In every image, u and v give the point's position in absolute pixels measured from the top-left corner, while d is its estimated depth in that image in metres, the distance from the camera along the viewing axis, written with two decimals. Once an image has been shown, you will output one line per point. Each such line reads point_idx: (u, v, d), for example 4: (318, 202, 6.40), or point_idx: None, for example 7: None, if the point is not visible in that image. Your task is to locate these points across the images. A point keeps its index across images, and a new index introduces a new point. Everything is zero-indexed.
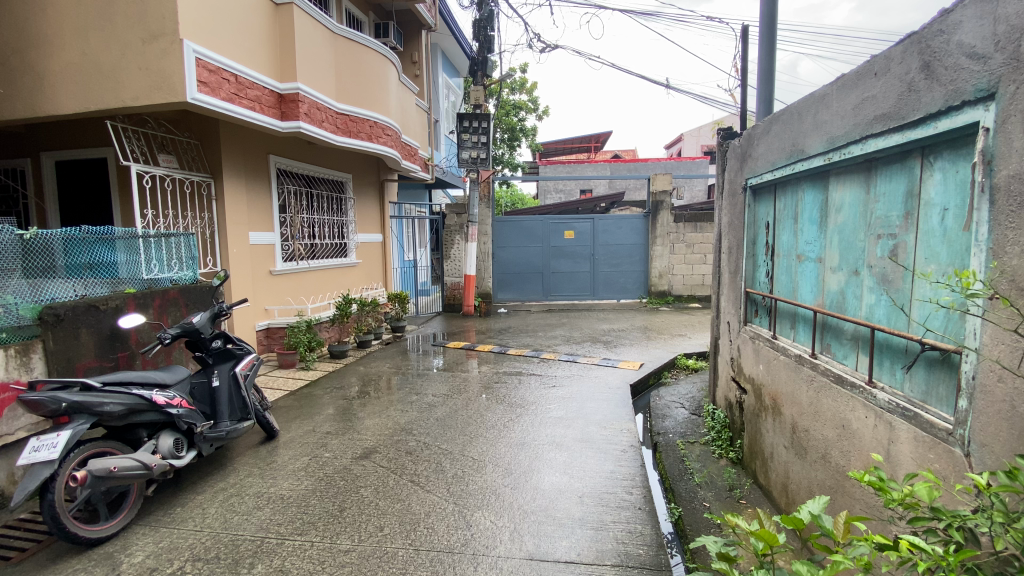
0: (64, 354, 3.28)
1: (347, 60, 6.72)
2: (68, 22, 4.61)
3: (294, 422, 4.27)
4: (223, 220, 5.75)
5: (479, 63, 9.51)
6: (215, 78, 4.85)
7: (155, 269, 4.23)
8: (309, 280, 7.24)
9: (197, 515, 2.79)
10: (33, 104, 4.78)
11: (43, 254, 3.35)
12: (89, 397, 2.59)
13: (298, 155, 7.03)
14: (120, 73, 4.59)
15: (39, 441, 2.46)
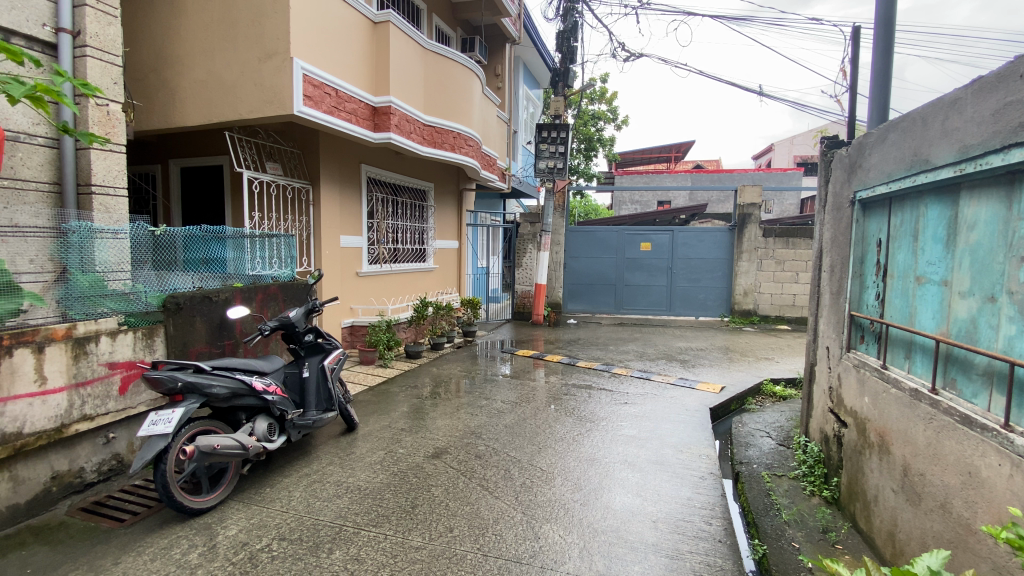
0: (181, 339, 3.66)
1: (435, 75, 7.02)
2: (198, 45, 5.22)
3: (371, 416, 4.46)
4: (318, 223, 6.21)
5: (562, 74, 9.54)
6: (318, 92, 5.25)
7: (259, 266, 4.63)
8: (390, 283, 7.59)
9: (285, 497, 2.99)
10: (165, 116, 5.41)
11: (169, 249, 3.81)
12: (200, 378, 2.86)
13: (386, 164, 7.43)
14: (237, 89, 5.11)
15: (158, 415, 2.74)
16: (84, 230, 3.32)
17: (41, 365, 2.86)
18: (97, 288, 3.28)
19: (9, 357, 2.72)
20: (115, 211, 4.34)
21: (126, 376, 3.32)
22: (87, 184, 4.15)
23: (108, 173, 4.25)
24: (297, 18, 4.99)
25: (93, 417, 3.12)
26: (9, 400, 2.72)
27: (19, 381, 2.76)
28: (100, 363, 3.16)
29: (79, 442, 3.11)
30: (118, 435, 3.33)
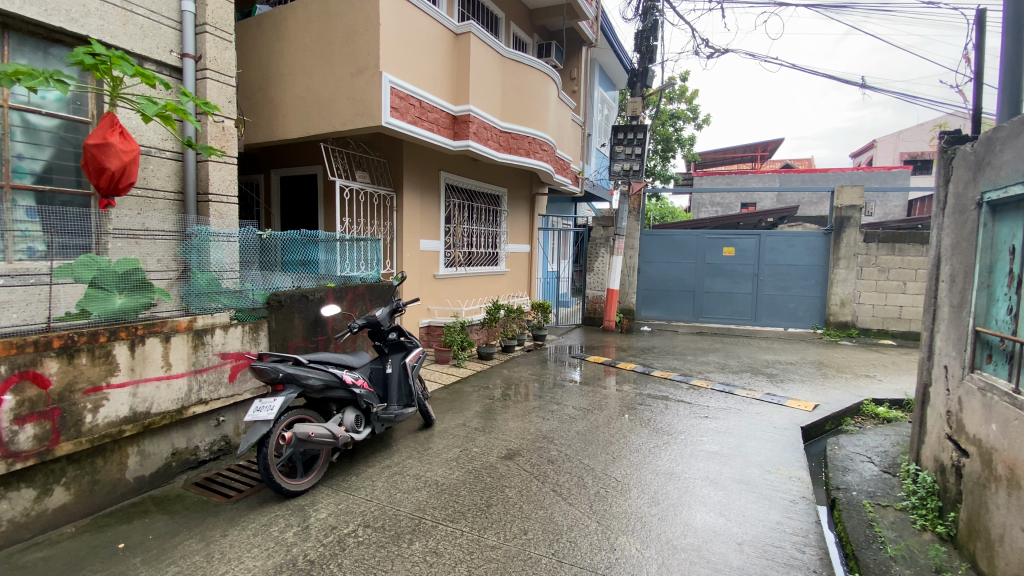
0: (281, 333, 4.01)
1: (513, 82, 7.13)
2: (298, 64, 5.69)
3: (447, 414, 4.61)
4: (401, 227, 6.53)
5: (640, 74, 9.31)
6: (404, 104, 5.53)
7: (348, 268, 4.95)
8: (465, 285, 7.80)
9: (368, 486, 3.16)
10: (268, 130, 5.95)
11: (272, 251, 4.18)
12: (298, 370, 3.11)
13: (464, 170, 7.66)
14: (331, 103, 5.51)
15: (262, 402, 3.00)
16: (203, 234, 3.73)
17: (167, 352, 3.23)
18: (213, 286, 3.67)
19: (143, 345, 3.10)
20: (227, 217, 4.84)
21: (235, 365, 3.68)
22: (205, 193, 4.66)
23: (222, 182, 4.75)
24: (387, 34, 5.29)
25: (207, 401, 3.49)
26: (141, 382, 3.10)
27: (150, 366, 3.14)
28: (215, 353, 3.53)
29: (195, 423, 3.49)
30: (227, 418, 3.70)
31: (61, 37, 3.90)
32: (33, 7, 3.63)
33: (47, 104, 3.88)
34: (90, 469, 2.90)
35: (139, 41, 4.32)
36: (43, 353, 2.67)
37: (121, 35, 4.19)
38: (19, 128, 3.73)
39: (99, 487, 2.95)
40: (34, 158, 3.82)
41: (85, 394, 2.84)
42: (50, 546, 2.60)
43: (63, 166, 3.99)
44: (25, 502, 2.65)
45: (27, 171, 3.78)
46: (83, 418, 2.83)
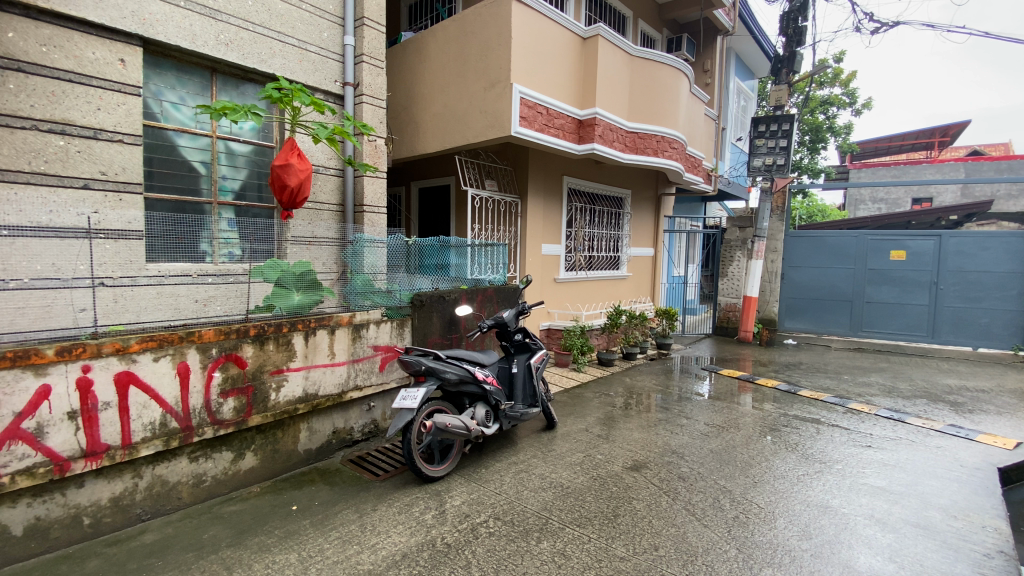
0: (422, 330, 4.39)
1: (642, 80, 6.94)
2: (437, 83, 6.17)
3: (570, 417, 4.64)
4: (525, 232, 6.72)
5: (786, 59, 8.45)
6: (532, 112, 5.69)
7: (479, 271, 5.23)
8: (586, 289, 7.77)
9: (497, 480, 3.31)
10: (410, 145, 6.52)
11: (416, 256, 4.57)
12: (437, 364, 3.37)
13: (588, 173, 7.64)
14: (466, 116, 5.86)
15: (407, 392, 3.30)
16: (361, 241, 4.21)
17: (332, 343, 3.72)
18: (368, 286, 4.13)
19: (314, 336, 3.61)
20: (378, 225, 5.41)
21: (383, 357, 4.11)
22: (360, 204, 5.27)
23: (374, 195, 5.33)
24: (518, 47, 5.49)
25: (361, 387, 3.95)
26: (312, 367, 3.61)
27: (319, 354, 3.65)
28: (368, 345, 3.98)
29: (351, 407, 3.95)
30: (376, 404, 4.14)
31: (253, 77, 4.72)
32: (234, 53, 4.46)
33: (244, 133, 4.70)
34: (272, 439, 3.44)
35: (312, 75, 5.03)
36: (243, 339, 3.24)
37: (299, 71, 4.92)
38: (224, 154, 4.57)
39: (278, 455, 3.48)
40: (234, 179, 4.65)
41: (270, 374, 3.38)
42: (243, 501, 3.13)
43: (254, 184, 4.80)
44: (225, 462, 3.22)
45: (228, 189, 4.62)
46: (268, 395, 3.37)
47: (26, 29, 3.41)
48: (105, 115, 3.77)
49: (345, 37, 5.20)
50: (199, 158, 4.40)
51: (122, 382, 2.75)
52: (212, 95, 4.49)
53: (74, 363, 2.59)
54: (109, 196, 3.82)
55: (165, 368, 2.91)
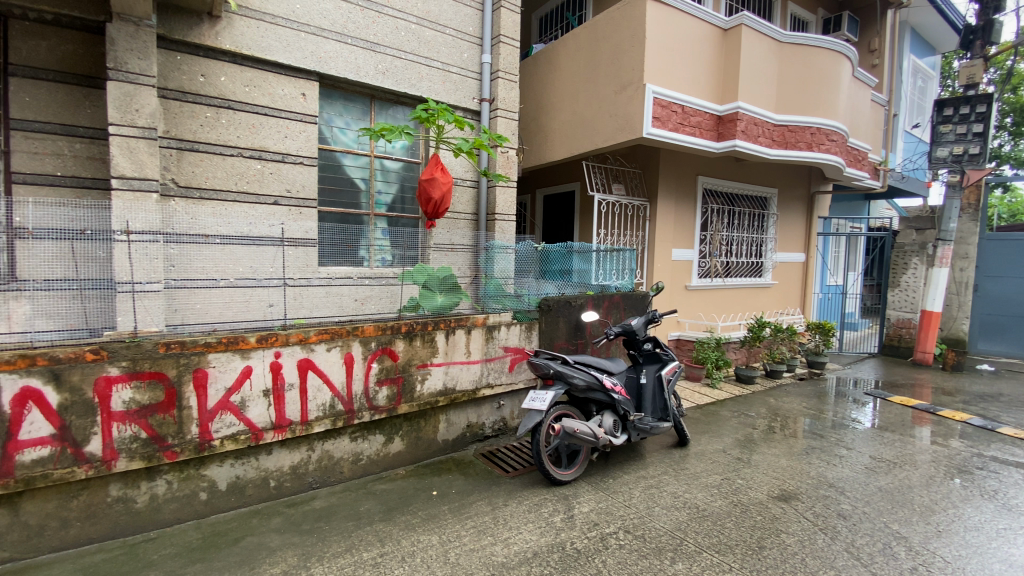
0: (549, 335, 4.46)
1: (793, 67, 6.29)
2: (567, 91, 6.24)
3: (704, 436, 4.34)
4: (654, 236, 6.47)
5: (979, 29, 7.03)
6: (666, 112, 5.47)
7: (609, 276, 5.14)
8: (722, 298, 7.23)
9: (626, 493, 3.22)
10: (539, 153, 6.68)
11: (545, 261, 4.65)
12: (565, 369, 3.39)
13: (727, 173, 7.13)
14: (596, 121, 5.84)
15: (536, 394, 3.36)
16: (495, 247, 4.40)
17: (468, 342, 3.97)
18: (499, 291, 4.33)
19: (452, 335, 3.89)
20: (508, 232, 5.63)
21: (513, 358, 4.27)
22: (493, 213, 5.54)
23: (506, 204, 5.56)
24: (652, 46, 5.33)
25: (493, 385, 4.14)
26: (451, 363, 3.88)
27: (456, 352, 3.91)
28: (499, 346, 4.16)
29: (483, 404, 4.16)
30: (505, 403, 4.29)
31: (405, 100, 5.23)
32: (389, 80, 4.99)
33: (396, 151, 5.23)
34: (416, 427, 3.76)
35: (453, 94, 5.43)
36: (395, 335, 3.61)
37: (442, 91, 5.35)
38: (380, 171, 5.13)
39: (420, 442, 3.80)
40: (386, 193, 5.19)
41: (416, 368, 3.71)
42: (392, 481, 3.46)
43: (402, 197, 5.30)
44: (378, 444, 3.60)
45: (382, 202, 5.17)
46: (415, 386, 3.70)
47: (235, 74, 4.20)
48: (291, 141, 4.48)
49: (482, 55, 5.52)
50: (359, 175, 5.00)
51: (301, 367, 3.24)
52: (370, 118, 5.08)
53: (269, 349, 3.12)
54: (291, 210, 4.52)
55: (335, 357, 3.36)
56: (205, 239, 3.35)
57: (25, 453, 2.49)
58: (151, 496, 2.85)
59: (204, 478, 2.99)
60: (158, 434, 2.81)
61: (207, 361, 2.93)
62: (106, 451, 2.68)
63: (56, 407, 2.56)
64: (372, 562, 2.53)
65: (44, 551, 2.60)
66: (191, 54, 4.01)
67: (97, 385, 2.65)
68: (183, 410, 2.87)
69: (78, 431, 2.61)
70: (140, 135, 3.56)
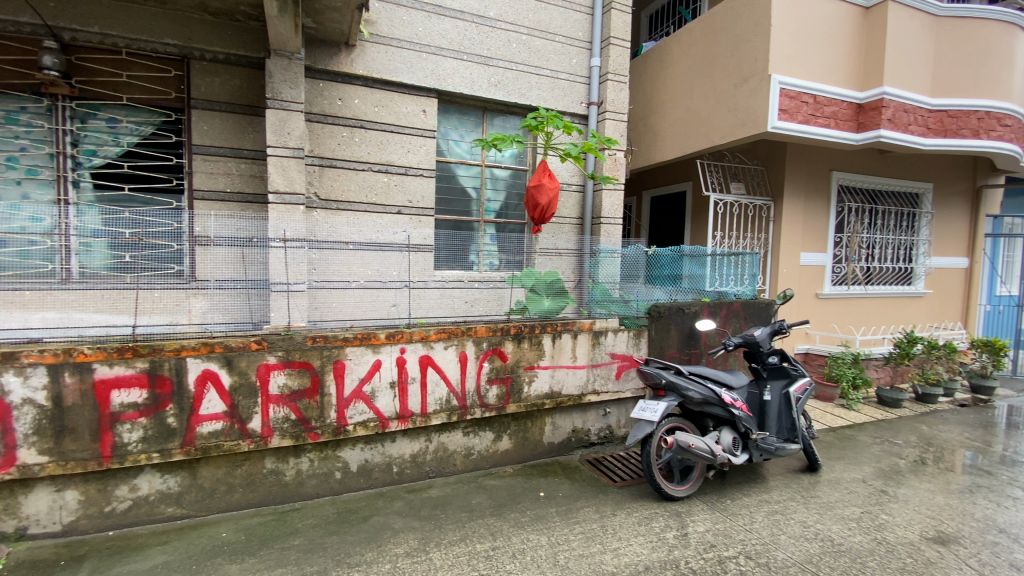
0: (660, 343, 4.31)
1: (953, 44, 5.44)
2: (680, 88, 6.00)
3: (838, 462, 3.89)
4: (778, 239, 5.95)
5: None
6: (795, 103, 5.01)
7: (727, 283, 4.82)
8: (859, 309, 6.43)
9: (747, 516, 3.00)
10: (648, 154, 6.49)
11: (657, 266, 4.50)
12: (680, 380, 3.25)
13: (865, 168, 6.35)
14: (712, 118, 5.53)
15: (647, 403, 3.26)
16: (605, 251, 4.36)
17: (575, 347, 3.97)
18: (607, 296, 4.28)
19: (560, 338, 3.91)
20: (614, 236, 5.54)
21: (621, 365, 4.18)
22: (599, 217, 5.49)
23: (613, 207, 5.48)
24: (779, 33, 4.92)
25: (599, 392, 4.09)
26: (557, 367, 3.91)
27: (563, 356, 3.93)
28: (607, 352, 4.11)
29: (589, 410, 4.12)
30: (612, 411, 4.22)
31: (515, 109, 5.38)
32: (501, 91, 5.18)
33: (506, 160, 5.41)
34: (523, 428, 3.85)
35: (561, 100, 5.48)
36: (505, 336, 3.73)
37: (551, 97, 5.42)
38: (490, 179, 5.34)
39: (527, 443, 3.87)
40: (496, 200, 5.39)
41: (524, 370, 3.79)
42: (501, 478, 3.58)
43: (510, 203, 5.47)
44: (488, 441, 3.74)
45: (491, 210, 5.38)
46: (522, 387, 3.79)
47: (367, 96, 4.64)
48: (412, 155, 4.84)
49: (592, 59, 5.50)
50: (471, 184, 5.26)
51: (422, 363, 3.47)
52: (482, 128, 5.31)
53: (396, 345, 3.40)
54: (412, 218, 4.89)
55: (451, 355, 3.56)
56: (345, 246, 3.68)
57: (204, 425, 2.98)
58: (297, 471, 3.23)
59: (339, 459, 3.33)
60: (304, 417, 3.18)
61: (345, 354, 3.26)
62: (264, 428, 3.10)
63: (228, 387, 3.02)
64: (485, 554, 2.63)
65: (215, 510, 3.07)
66: (331, 80, 4.50)
67: (258, 370, 3.08)
68: (324, 397, 3.22)
69: (244, 409, 3.05)
70: (291, 155, 4.08)
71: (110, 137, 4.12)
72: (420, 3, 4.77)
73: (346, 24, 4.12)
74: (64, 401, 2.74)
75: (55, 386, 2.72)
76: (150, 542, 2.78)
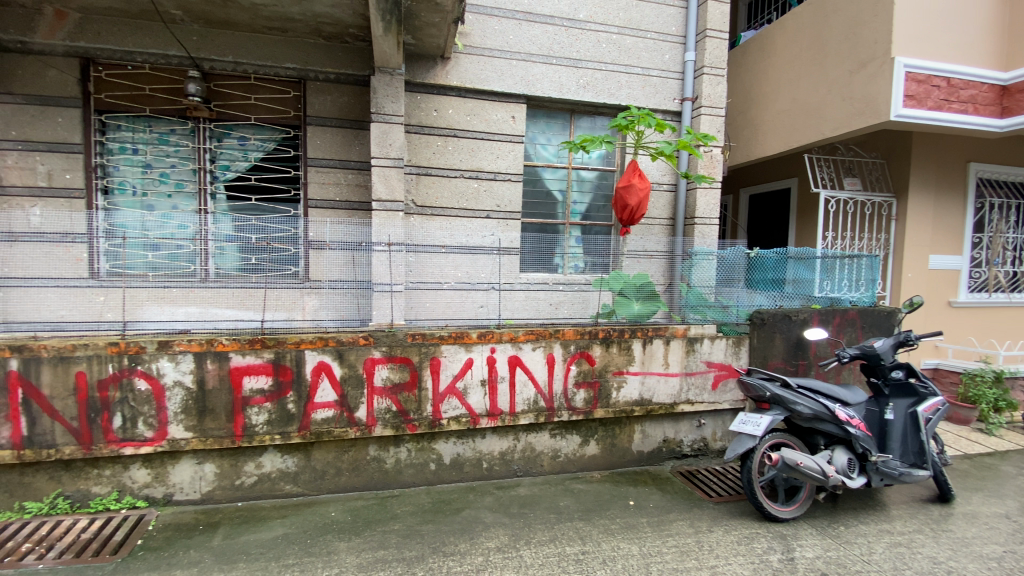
0: (762, 352, 4.03)
1: None
2: (785, 79, 5.59)
3: (976, 494, 3.41)
4: (902, 240, 5.33)
5: None
6: (923, 88, 4.48)
7: (840, 289, 4.40)
8: (999, 319, 5.65)
9: (864, 546, 2.72)
10: (747, 149, 6.11)
11: (758, 269, 4.23)
12: (787, 393, 3.03)
13: (1011, 157, 5.54)
14: (823, 108, 5.09)
15: (748, 416, 3.08)
16: (701, 253, 4.17)
17: (667, 353, 3.85)
18: (702, 300, 4.10)
19: (651, 344, 3.81)
20: (709, 237, 5.27)
21: (718, 375, 3.98)
22: (693, 217, 5.26)
23: (708, 207, 5.22)
24: (904, 11, 4.42)
25: (693, 402, 3.92)
26: (648, 374, 3.81)
27: (655, 362, 3.82)
28: (702, 360, 3.93)
29: (682, 419, 3.97)
30: (707, 423, 4.02)
31: (604, 110, 5.32)
32: (590, 93, 5.15)
33: (593, 161, 5.36)
34: (611, 433, 3.79)
35: (653, 97, 5.33)
36: (593, 340, 3.70)
37: (642, 95, 5.29)
38: (576, 181, 5.33)
39: (615, 450, 3.81)
40: (582, 202, 5.36)
41: (613, 374, 3.74)
42: (588, 482, 3.55)
43: (597, 205, 5.41)
44: (575, 444, 3.73)
45: (577, 212, 5.36)
46: (611, 392, 3.73)
47: (460, 105, 4.83)
48: (501, 160, 4.96)
49: (686, 53, 5.30)
50: (558, 187, 5.28)
51: (511, 363, 3.55)
52: (570, 131, 5.30)
53: (487, 345, 3.51)
54: (500, 222, 5.00)
55: (539, 356, 3.60)
56: (440, 248, 3.85)
57: (318, 412, 3.27)
58: (396, 460, 3.44)
59: (433, 451, 3.49)
60: (403, 409, 3.38)
61: (440, 351, 3.43)
62: (368, 417, 3.34)
63: (339, 378, 3.30)
64: (575, 557, 2.63)
65: (325, 491, 3.35)
66: (427, 92, 4.74)
67: (365, 364, 3.33)
68: (421, 391, 3.41)
69: (351, 399, 3.31)
70: (392, 164, 4.35)
71: (240, 153, 4.65)
72: (511, 11, 4.88)
73: (442, 38, 4.32)
74: (206, 384, 3.14)
75: (199, 371, 3.13)
76: (271, 515, 3.10)
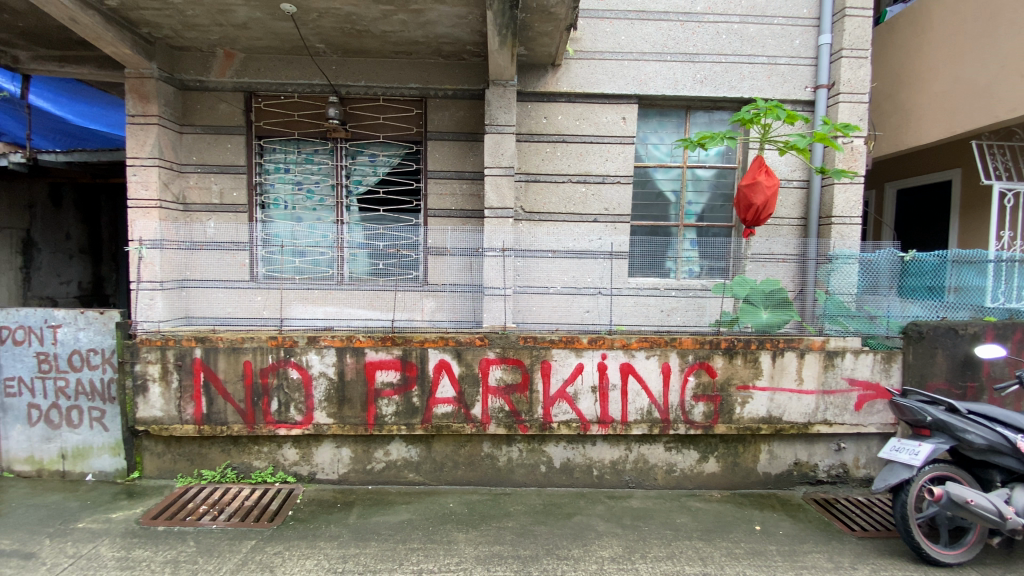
0: (919, 370, 3.52)
1: None
2: (944, 55, 4.83)
3: None
4: None
5: None
6: None
7: None
8: None
9: None
10: (896, 138, 5.37)
11: (914, 274, 3.69)
12: (953, 419, 2.61)
13: None
14: (996, 85, 4.32)
15: (902, 443, 2.70)
16: (843, 257, 3.74)
17: (801, 368, 3.51)
18: (841, 309, 3.69)
19: (782, 357, 3.51)
20: (850, 238, 4.71)
21: (862, 395, 3.55)
22: (828, 216, 4.75)
23: (847, 204, 4.67)
24: None
25: (832, 423, 3.54)
26: (777, 390, 3.51)
27: (786, 377, 3.52)
28: (843, 377, 3.53)
29: (817, 441, 3.59)
30: (848, 447, 3.60)
31: (723, 105, 5.01)
32: (708, 88, 4.89)
33: (710, 159, 5.08)
34: (733, 451, 3.56)
35: (780, 87, 4.91)
36: (714, 350, 3.51)
37: (767, 86, 4.90)
38: (692, 181, 5.09)
39: (738, 468, 3.56)
40: (697, 203, 5.11)
41: (737, 389, 3.51)
42: (707, 501, 3.37)
43: (714, 206, 5.12)
44: (692, 459, 3.56)
45: (692, 213, 5.12)
46: (734, 407, 3.50)
47: (570, 111, 4.86)
48: (611, 163, 4.90)
49: (821, 36, 4.81)
50: (670, 188, 5.09)
51: (623, 370, 3.49)
52: (686, 129, 5.08)
53: (598, 350, 3.48)
54: (609, 226, 4.94)
55: (653, 365, 3.49)
56: (551, 254, 3.88)
57: (439, 407, 3.49)
58: (509, 458, 3.55)
59: (544, 453, 3.55)
60: (516, 409, 3.49)
61: (551, 354, 3.48)
62: (484, 415, 3.49)
63: (457, 376, 3.49)
64: None
65: (443, 482, 3.57)
66: (538, 101, 4.84)
67: (480, 363, 3.49)
68: (533, 393, 3.49)
69: (469, 397, 3.49)
70: (504, 173, 4.51)
71: (370, 168, 5.12)
72: (624, 11, 4.81)
73: (554, 46, 4.39)
74: (345, 375, 3.51)
75: (340, 364, 3.50)
76: (397, 500, 3.37)
